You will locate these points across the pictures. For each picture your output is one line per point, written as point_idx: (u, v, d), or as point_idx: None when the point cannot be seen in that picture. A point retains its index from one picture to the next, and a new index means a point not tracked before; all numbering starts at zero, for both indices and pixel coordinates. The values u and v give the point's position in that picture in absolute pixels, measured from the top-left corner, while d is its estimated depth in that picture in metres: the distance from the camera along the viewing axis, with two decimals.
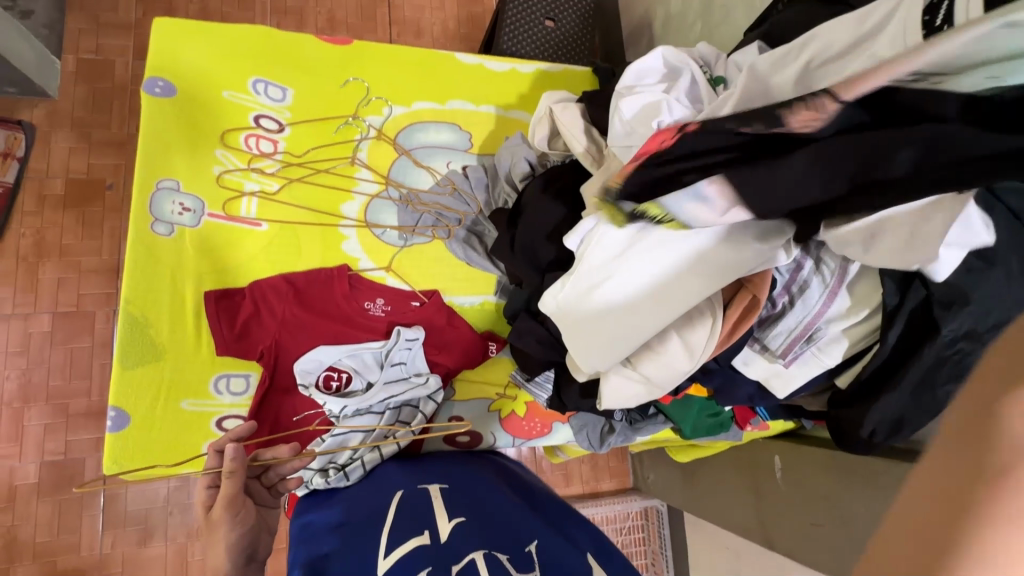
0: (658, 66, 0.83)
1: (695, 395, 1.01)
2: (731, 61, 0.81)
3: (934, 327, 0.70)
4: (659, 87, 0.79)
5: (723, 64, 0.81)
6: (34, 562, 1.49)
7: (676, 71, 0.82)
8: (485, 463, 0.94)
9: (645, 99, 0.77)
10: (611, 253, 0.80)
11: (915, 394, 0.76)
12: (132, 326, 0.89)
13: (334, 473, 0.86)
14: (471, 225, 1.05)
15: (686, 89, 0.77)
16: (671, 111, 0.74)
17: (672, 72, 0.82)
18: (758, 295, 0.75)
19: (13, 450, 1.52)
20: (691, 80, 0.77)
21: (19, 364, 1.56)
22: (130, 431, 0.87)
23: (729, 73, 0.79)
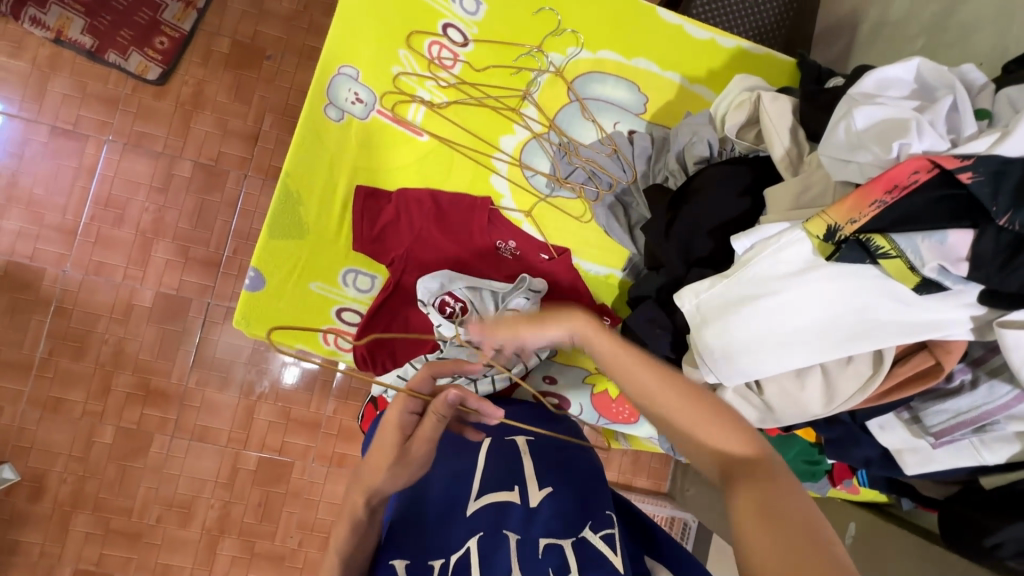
0: (909, 83, 0.73)
1: (801, 438, 0.96)
2: (1003, 94, 0.69)
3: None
4: (910, 102, 0.69)
5: (989, 97, 0.70)
6: (134, 373, 1.69)
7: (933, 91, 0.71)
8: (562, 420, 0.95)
9: (894, 111, 0.67)
10: (785, 267, 0.72)
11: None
12: (287, 199, 0.93)
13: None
14: (620, 193, 1.00)
15: (945, 113, 0.67)
16: (923, 131, 0.64)
17: (925, 91, 0.72)
18: (944, 365, 0.70)
19: (138, 273, 1.69)
20: (952, 105, 0.68)
21: (159, 200, 1.71)
22: (263, 294, 0.93)
23: (998, 110, 0.68)
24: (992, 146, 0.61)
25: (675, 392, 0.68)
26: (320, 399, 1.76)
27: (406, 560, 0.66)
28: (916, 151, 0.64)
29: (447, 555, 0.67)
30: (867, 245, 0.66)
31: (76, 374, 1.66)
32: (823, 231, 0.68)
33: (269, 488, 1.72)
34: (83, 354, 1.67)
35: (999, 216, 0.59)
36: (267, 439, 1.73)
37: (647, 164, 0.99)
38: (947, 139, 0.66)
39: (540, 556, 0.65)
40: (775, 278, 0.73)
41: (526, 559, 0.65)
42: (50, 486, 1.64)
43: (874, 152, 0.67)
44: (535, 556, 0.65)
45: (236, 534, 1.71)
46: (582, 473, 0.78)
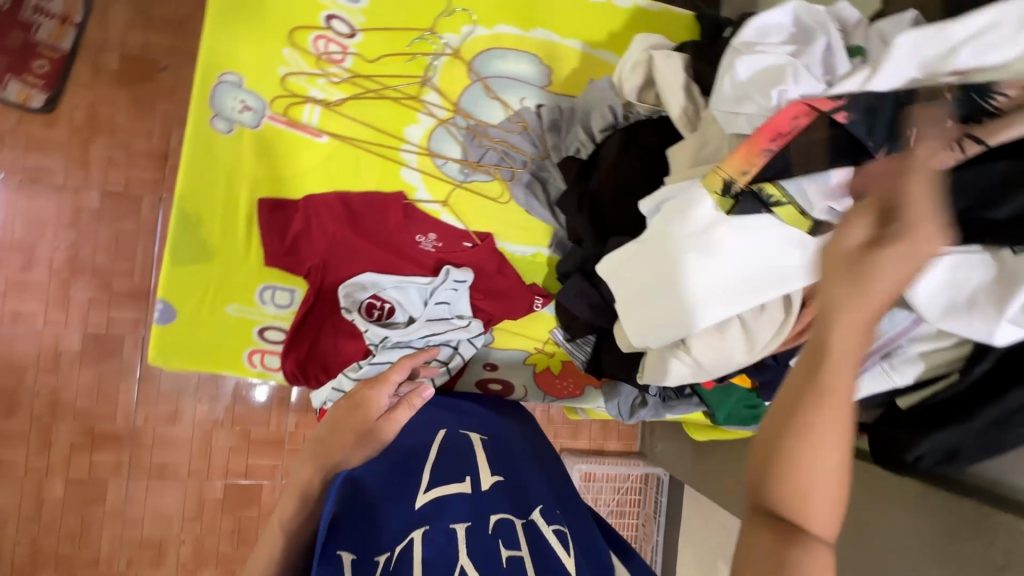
0: (787, 28, 0.73)
1: (738, 385, 0.98)
2: (875, 30, 0.70)
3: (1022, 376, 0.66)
4: (787, 48, 0.70)
5: (863, 33, 0.71)
6: (75, 421, 1.60)
7: (810, 32, 0.72)
8: (510, 410, 0.95)
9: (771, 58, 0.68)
10: (688, 226, 0.72)
11: (993, 427, 0.69)
12: (185, 223, 0.88)
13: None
14: (536, 170, 0.98)
15: (819, 55, 0.68)
16: (798, 76, 0.65)
17: (802, 34, 0.73)
18: None
19: (59, 317, 1.59)
20: (825, 46, 0.68)
21: (69, 236, 1.60)
22: (176, 325, 0.89)
23: (870, 45, 0.69)
24: (864, 85, 0.62)
25: (837, 461, 0.52)
26: (279, 416, 1.72)
27: (351, 553, 0.60)
28: (794, 97, 0.65)
29: (393, 547, 0.61)
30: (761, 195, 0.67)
31: (11, 431, 1.57)
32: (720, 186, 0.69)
33: (241, 513, 1.69)
34: (16, 410, 1.57)
35: (875, 150, 0.60)
36: (230, 464, 1.69)
37: (559, 137, 0.97)
38: (824, 81, 0.67)
39: (490, 532, 0.65)
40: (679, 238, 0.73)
41: (477, 543, 0.63)
42: (5, 550, 1.56)
43: (758, 102, 0.67)
44: (485, 531, 0.65)
45: (214, 564, 1.67)
46: (534, 464, 0.81)
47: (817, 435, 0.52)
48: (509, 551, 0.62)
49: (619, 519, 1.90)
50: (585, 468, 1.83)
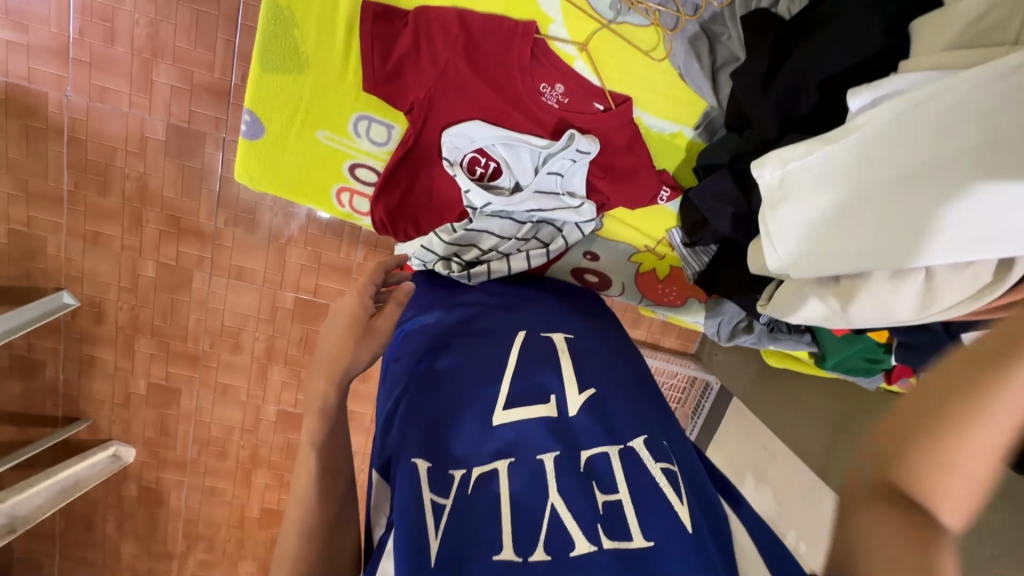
0: None
1: (868, 338, 0.86)
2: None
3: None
4: None
5: None
6: (162, 211, 1.63)
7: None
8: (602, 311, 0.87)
9: None
10: (919, 136, 0.54)
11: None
12: (276, 20, 0.74)
13: (457, 268, 0.84)
14: (707, 21, 0.76)
15: None
16: None
17: None
18: None
19: (143, 102, 1.51)
20: None
21: (148, 11, 1.41)
22: (263, 142, 0.83)
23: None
24: None
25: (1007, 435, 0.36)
26: (350, 245, 1.72)
27: (426, 461, 0.60)
28: None
29: (469, 467, 0.60)
30: None
31: (107, 208, 1.62)
32: None
33: (308, 326, 1.80)
34: (109, 189, 1.60)
35: None
36: (301, 280, 1.74)
37: None
38: None
39: (581, 471, 0.60)
40: (898, 149, 0.56)
41: (567, 470, 0.59)
42: (108, 312, 1.73)
43: None
44: (576, 469, 0.60)
45: (283, 363, 1.84)
46: (631, 381, 0.72)
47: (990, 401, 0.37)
48: (605, 496, 0.58)
49: None
50: None
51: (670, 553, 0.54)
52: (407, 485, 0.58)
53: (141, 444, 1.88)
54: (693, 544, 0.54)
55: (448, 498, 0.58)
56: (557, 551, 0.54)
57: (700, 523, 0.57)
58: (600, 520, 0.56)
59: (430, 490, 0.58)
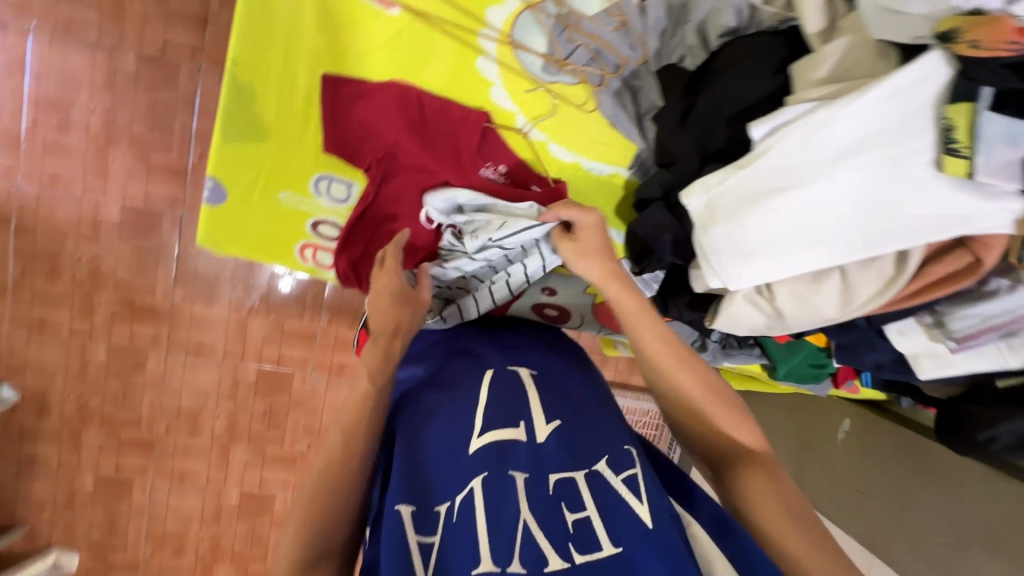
0: None
1: (808, 343, 0.93)
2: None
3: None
4: None
5: None
6: (116, 292, 1.59)
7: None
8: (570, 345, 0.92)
9: None
10: (816, 154, 0.63)
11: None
12: (238, 97, 0.79)
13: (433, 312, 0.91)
14: (629, 76, 0.87)
15: None
16: None
17: None
18: (981, 258, 0.62)
19: (98, 185, 1.51)
20: None
21: (104, 100, 1.45)
22: (225, 208, 0.86)
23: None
24: None
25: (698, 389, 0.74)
26: (313, 312, 1.72)
27: (411, 506, 0.61)
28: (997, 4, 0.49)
29: (452, 498, 0.62)
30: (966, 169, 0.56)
31: (55, 294, 1.57)
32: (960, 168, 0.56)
33: (272, 398, 1.74)
34: (59, 273, 1.56)
35: None
36: (264, 350, 1.71)
37: (661, 39, 0.83)
38: None
39: (551, 493, 0.63)
40: (804, 167, 0.64)
41: (534, 496, 0.62)
42: (54, 403, 1.63)
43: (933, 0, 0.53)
44: (544, 489, 0.63)
45: (246, 440, 1.75)
46: (596, 397, 0.76)
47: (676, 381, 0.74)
48: (574, 514, 0.61)
49: None
50: None
51: (637, 559, 0.58)
52: (394, 531, 0.59)
53: (86, 548, 1.72)
54: (655, 544, 0.59)
55: (434, 535, 0.60)
56: (533, 569, 0.56)
57: (663, 520, 0.61)
58: (570, 538, 0.59)
59: (415, 531, 0.60)
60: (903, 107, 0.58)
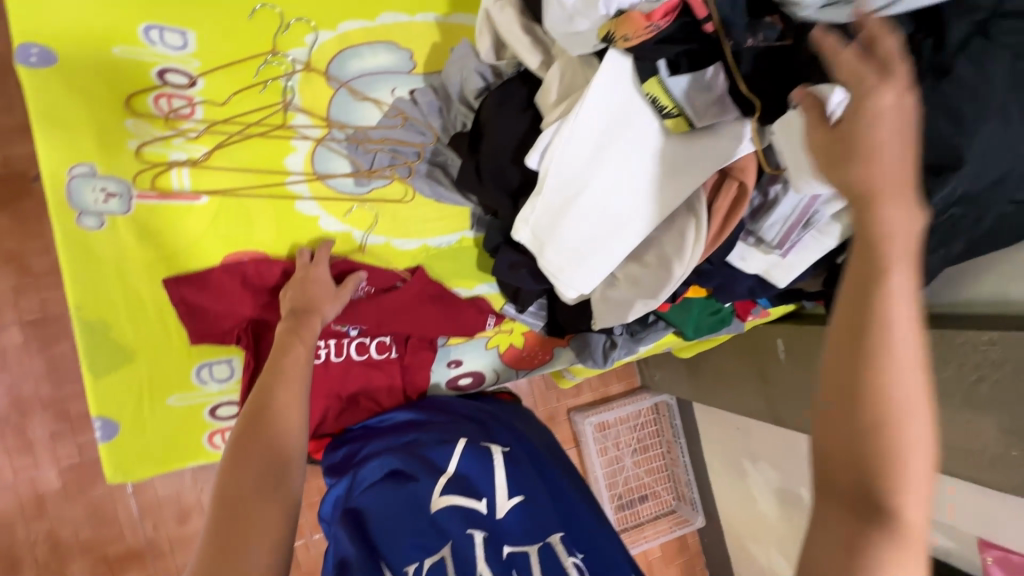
0: None
1: (695, 297, 0.98)
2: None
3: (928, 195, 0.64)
4: None
5: None
6: (84, 555, 1.51)
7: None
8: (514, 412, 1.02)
9: None
10: (583, 158, 0.74)
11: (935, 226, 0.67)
12: (91, 333, 0.84)
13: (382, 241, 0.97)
14: (431, 156, 0.97)
15: None
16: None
17: None
18: (745, 180, 0.71)
19: (28, 462, 1.47)
20: None
21: (5, 380, 1.45)
22: (122, 437, 0.86)
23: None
24: None
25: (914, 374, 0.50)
26: None
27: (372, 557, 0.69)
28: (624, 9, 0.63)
29: (419, 559, 0.68)
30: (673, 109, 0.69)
31: None
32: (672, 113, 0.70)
33: None
34: (20, 566, 1.47)
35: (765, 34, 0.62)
36: None
37: (442, 116, 0.95)
38: None
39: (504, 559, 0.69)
40: (580, 170, 0.75)
41: (492, 553, 0.69)
42: None
43: (589, 19, 0.66)
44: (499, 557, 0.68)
45: None
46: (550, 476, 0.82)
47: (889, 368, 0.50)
48: None
49: (644, 455, 1.93)
50: (595, 420, 1.83)
51: None
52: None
53: None
54: None
55: None
56: None
57: None
58: None
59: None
60: (615, 101, 0.72)
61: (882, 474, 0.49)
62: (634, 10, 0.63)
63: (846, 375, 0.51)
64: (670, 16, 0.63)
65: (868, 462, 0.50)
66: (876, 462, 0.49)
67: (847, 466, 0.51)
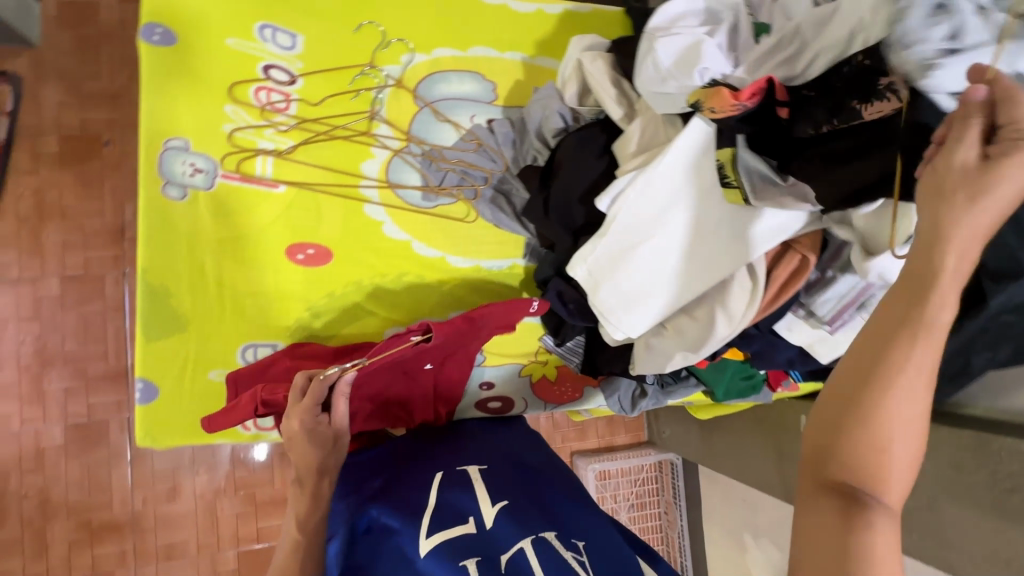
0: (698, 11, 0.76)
1: (732, 359, 1.00)
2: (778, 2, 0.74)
3: (982, 299, 0.65)
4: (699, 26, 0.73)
5: (769, 8, 0.75)
6: (69, 518, 1.43)
7: (720, 15, 0.75)
8: (521, 433, 0.88)
9: (680, 41, 0.71)
10: (652, 208, 0.77)
11: (984, 329, 0.68)
12: (153, 296, 0.86)
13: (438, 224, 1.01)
14: (498, 183, 1.00)
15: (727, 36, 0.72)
16: (708, 69, 0.68)
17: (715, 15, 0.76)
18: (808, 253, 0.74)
19: (36, 413, 1.42)
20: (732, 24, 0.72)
21: (33, 329, 1.42)
22: (159, 402, 0.87)
23: (775, 20, 0.73)
24: (774, 52, 0.68)
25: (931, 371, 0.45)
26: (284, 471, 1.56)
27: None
28: (715, 77, 0.68)
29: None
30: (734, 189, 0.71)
31: (4, 540, 1.39)
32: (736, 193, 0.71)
33: None
34: (4, 517, 1.39)
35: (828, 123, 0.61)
36: (241, 530, 1.52)
37: (515, 148, 0.98)
38: (732, 62, 0.71)
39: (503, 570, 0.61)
40: (647, 221, 0.78)
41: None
42: None
43: (680, 80, 0.70)
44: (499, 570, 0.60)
45: None
46: (541, 490, 0.73)
47: (915, 358, 0.44)
48: None
49: (640, 511, 1.89)
50: (597, 467, 1.80)
51: None
52: None
53: None
54: None
55: None
56: None
57: None
58: None
59: None
60: (694, 159, 0.74)
61: (870, 474, 0.45)
62: (724, 87, 0.66)
63: (865, 357, 0.46)
64: (756, 97, 0.64)
65: (855, 464, 0.45)
66: (861, 465, 0.45)
67: (835, 462, 0.46)
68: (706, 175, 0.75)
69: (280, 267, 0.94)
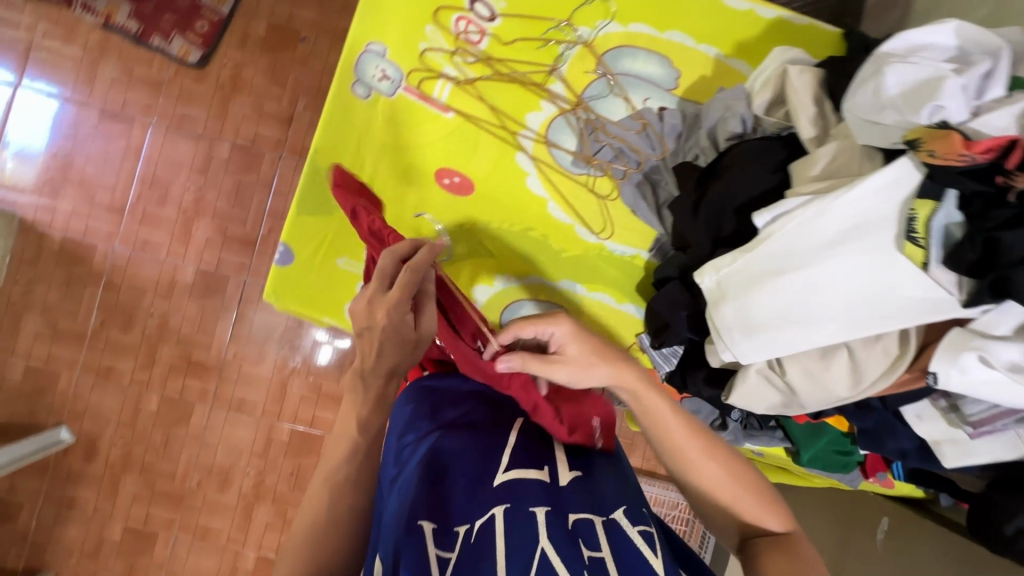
0: (941, 48, 0.68)
1: (832, 427, 0.94)
2: None
3: None
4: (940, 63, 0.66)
5: None
6: (176, 346, 1.61)
7: (971, 58, 0.67)
8: None
9: (913, 72, 0.64)
10: (817, 240, 0.70)
11: None
12: (314, 175, 0.94)
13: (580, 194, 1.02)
14: (648, 171, 0.97)
15: (977, 79, 0.63)
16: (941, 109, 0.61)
17: (961, 59, 0.68)
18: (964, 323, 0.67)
19: (179, 249, 1.60)
20: (986, 69, 0.64)
21: (198, 179, 1.61)
22: (292, 268, 0.97)
23: None
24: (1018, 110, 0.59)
25: (704, 445, 0.73)
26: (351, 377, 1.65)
27: (431, 522, 0.60)
28: (947, 118, 0.61)
29: (472, 521, 0.62)
30: (915, 251, 0.65)
31: (124, 344, 1.60)
32: (920, 255, 0.65)
33: (302, 460, 1.63)
34: (131, 325, 1.60)
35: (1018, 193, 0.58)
36: (300, 411, 1.63)
37: (678, 141, 0.95)
38: (971, 110, 0.63)
39: (568, 528, 0.61)
40: (807, 250, 0.71)
41: (558, 529, 0.60)
42: (101, 448, 1.59)
43: (901, 113, 0.64)
44: (565, 526, 0.61)
45: (271, 501, 1.62)
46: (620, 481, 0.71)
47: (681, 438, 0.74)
48: (590, 552, 0.59)
49: None
50: None
51: None
52: (414, 545, 0.57)
53: None
54: None
55: (452, 552, 0.58)
56: None
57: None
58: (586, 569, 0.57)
59: (435, 546, 0.58)
60: (885, 202, 0.67)
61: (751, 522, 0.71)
62: (957, 132, 0.59)
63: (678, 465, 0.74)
64: (991, 154, 0.57)
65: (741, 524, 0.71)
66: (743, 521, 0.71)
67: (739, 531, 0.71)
68: (887, 222, 0.67)
69: (427, 186, 1.02)
